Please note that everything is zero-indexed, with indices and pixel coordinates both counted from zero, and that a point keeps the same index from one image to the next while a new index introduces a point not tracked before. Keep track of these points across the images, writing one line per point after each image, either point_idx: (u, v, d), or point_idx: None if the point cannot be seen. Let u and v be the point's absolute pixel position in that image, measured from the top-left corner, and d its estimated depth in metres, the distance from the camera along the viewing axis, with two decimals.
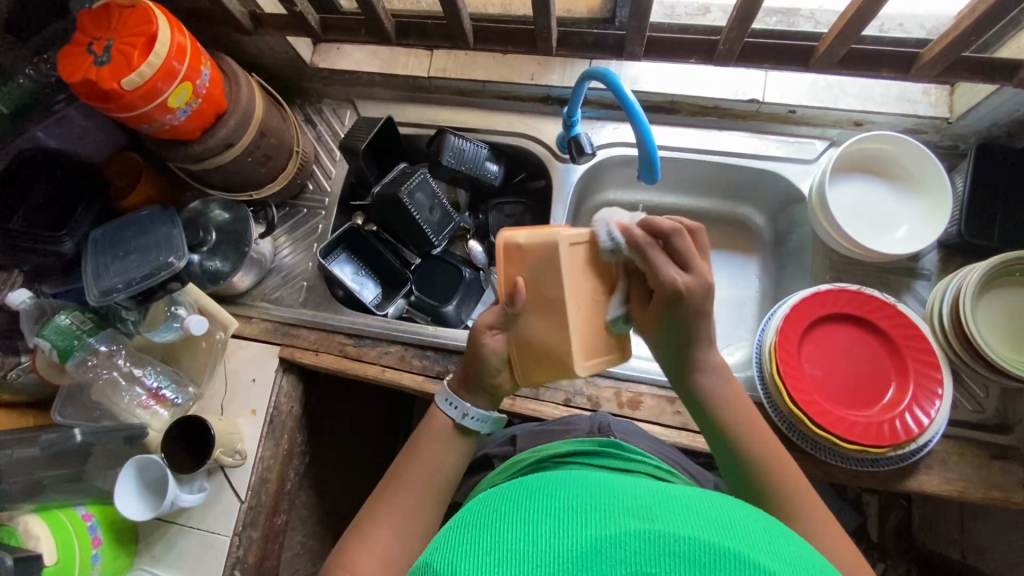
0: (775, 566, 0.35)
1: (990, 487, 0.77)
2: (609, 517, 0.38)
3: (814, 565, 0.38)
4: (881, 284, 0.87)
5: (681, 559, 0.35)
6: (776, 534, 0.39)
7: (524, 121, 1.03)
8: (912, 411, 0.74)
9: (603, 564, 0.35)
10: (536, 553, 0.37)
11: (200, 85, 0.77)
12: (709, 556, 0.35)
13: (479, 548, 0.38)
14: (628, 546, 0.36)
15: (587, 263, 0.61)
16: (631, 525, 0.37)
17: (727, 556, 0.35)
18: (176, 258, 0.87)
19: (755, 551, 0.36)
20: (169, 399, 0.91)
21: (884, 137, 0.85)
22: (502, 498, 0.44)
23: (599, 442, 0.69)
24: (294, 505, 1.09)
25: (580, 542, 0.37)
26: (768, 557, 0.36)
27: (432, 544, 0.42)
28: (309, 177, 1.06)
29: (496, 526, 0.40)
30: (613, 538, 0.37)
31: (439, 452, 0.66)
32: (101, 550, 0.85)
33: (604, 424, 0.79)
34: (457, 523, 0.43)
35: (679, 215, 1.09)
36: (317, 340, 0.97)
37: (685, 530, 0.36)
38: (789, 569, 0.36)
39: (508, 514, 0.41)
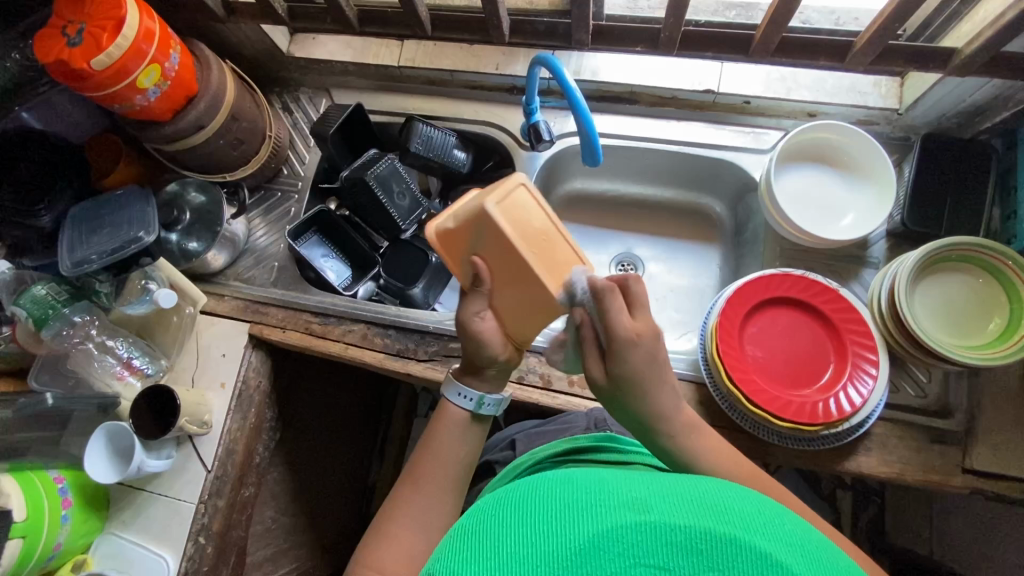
0: (767, 546, 0.39)
1: (929, 470, 0.79)
2: (605, 511, 0.41)
3: (805, 539, 0.42)
4: (830, 271, 0.89)
5: (678, 547, 0.38)
6: (767, 514, 0.43)
7: (490, 110, 1.06)
8: (845, 391, 0.76)
9: (604, 557, 0.38)
10: (539, 554, 0.39)
11: (169, 68, 0.81)
12: (703, 543, 0.38)
13: (485, 553, 0.41)
14: (625, 539, 0.39)
15: (516, 207, 0.60)
16: (627, 518, 0.40)
17: (720, 541, 0.38)
18: (147, 232, 0.91)
19: (748, 533, 0.39)
20: (141, 369, 0.95)
21: (830, 126, 0.87)
22: (500, 502, 0.47)
23: (594, 437, 0.73)
24: (264, 480, 1.12)
25: (580, 539, 0.40)
26: (760, 537, 0.39)
27: (439, 556, 0.44)
28: (284, 162, 1.10)
29: (500, 531, 0.42)
30: (610, 532, 0.39)
31: (455, 439, 0.66)
32: (71, 511, 0.89)
33: (600, 418, 0.85)
34: (461, 532, 0.45)
35: (644, 204, 1.11)
36: (284, 318, 1.01)
37: (679, 520, 0.40)
38: (784, 547, 0.39)
39: (506, 516, 0.44)
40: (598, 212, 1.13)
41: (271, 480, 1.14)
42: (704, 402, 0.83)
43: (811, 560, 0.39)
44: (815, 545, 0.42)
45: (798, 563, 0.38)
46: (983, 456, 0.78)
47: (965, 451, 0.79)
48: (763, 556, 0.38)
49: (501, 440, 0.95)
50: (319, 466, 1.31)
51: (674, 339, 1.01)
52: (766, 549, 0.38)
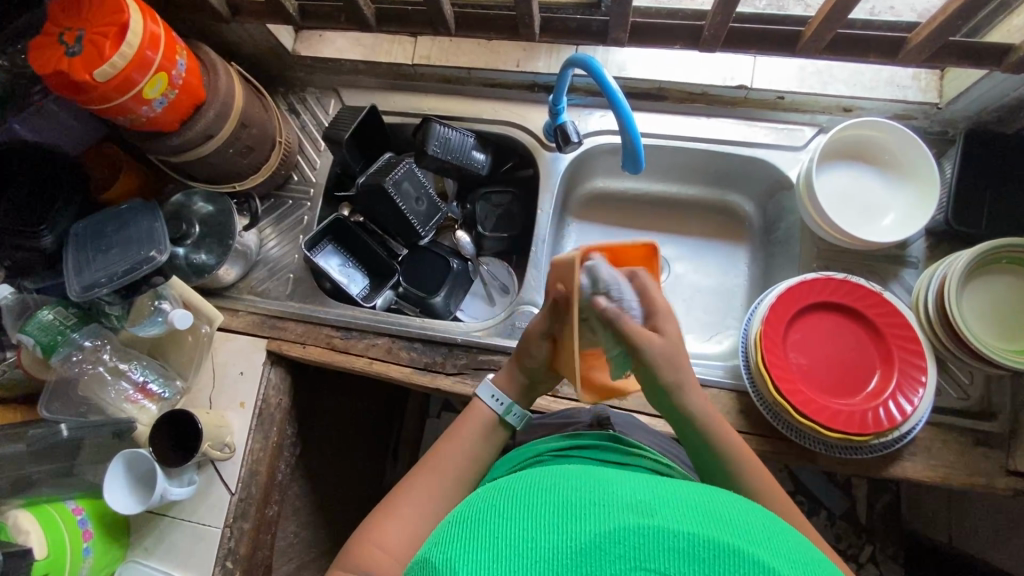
0: (775, 562, 0.36)
1: (973, 473, 0.78)
2: (606, 511, 0.39)
3: (814, 560, 0.39)
4: (869, 272, 0.87)
5: (680, 554, 0.35)
6: (777, 531, 0.40)
7: (510, 109, 1.02)
8: (895, 399, 0.74)
9: (603, 560, 0.36)
10: (533, 550, 0.37)
11: (175, 75, 0.76)
12: (706, 551, 0.35)
13: (478, 542, 0.39)
14: (625, 541, 0.36)
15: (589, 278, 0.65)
16: (629, 519, 0.38)
17: (726, 552, 0.35)
18: (158, 252, 0.86)
19: (754, 546, 0.37)
20: (156, 393, 0.91)
21: (872, 123, 0.84)
22: (499, 495, 0.44)
23: (594, 435, 0.70)
24: (286, 496, 1.09)
25: (578, 538, 0.37)
26: (768, 552, 0.36)
27: (435, 541, 0.42)
28: (294, 167, 1.05)
29: (496, 521, 0.40)
30: (611, 533, 0.37)
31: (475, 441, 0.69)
32: (92, 543, 0.86)
33: (604, 417, 0.78)
34: (456, 520, 0.43)
35: (669, 202, 1.08)
36: (303, 332, 0.97)
37: (684, 525, 0.37)
38: (788, 564, 0.36)
39: (504, 509, 0.42)
40: (621, 212, 1.10)
41: (291, 494, 1.11)
42: (745, 410, 0.81)
43: None
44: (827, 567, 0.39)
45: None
46: None
47: (1009, 453, 0.78)
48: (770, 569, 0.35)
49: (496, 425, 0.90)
50: (336, 476, 1.28)
51: (704, 342, 0.99)
52: (774, 564, 0.35)
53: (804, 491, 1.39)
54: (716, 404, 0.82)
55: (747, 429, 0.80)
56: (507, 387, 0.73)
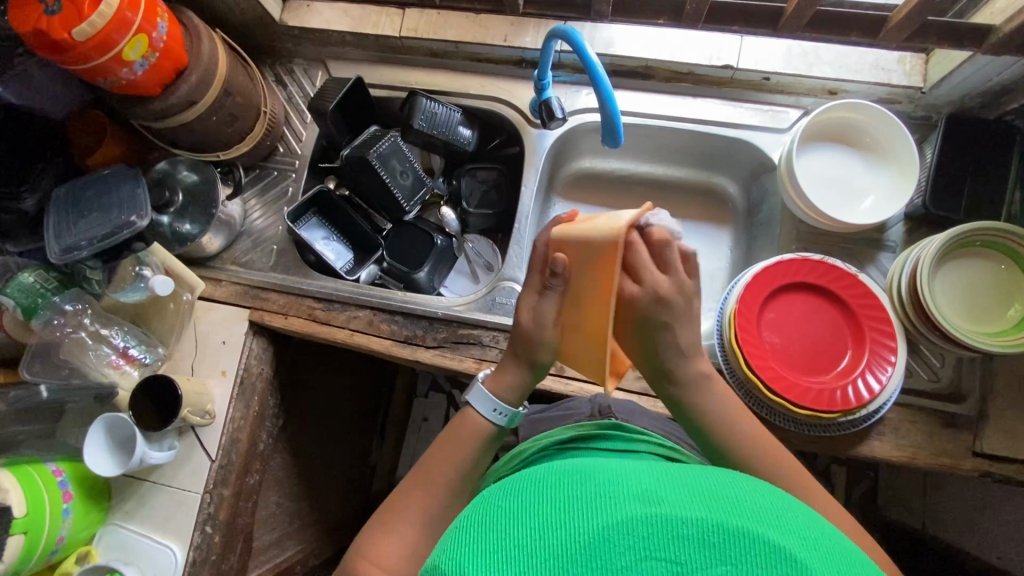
0: (781, 538, 0.37)
1: (941, 454, 0.79)
2: (614, 504, 0.39)
3: (816, 531, 0.40)
4: (847, 255, 0.87)
5: (690, 541, 0.37)
6: (783, 507, 0.41)
7: (496, 84, 1.01)
8: (864, 377, 0.75)
9: (613, 551, 0.37)
10: (545, 547, 0.38)
11: (157, 38, 0.76)
12: (716, 536, 0.37)
13: (490, 544, 0.39)
14: (635, 533, 0.37)
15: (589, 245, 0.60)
16: (638, 510, 0.38)
17: (733, 534, 0.37)
18: (139, 217, 0.86)
19: (760, 525, 0.38)
20: (137, 359, 0.92)
21: (854, 106, 0.84)
22: (506, 493, 0.45)
23: (599, 425, 0.72)
24: (268, 466, 1.10)
25: (588, 531, 0.38)
26: (773, 530, 0.38)
27: (445, 545, 0.42)
28: (279, 139, 1.04)
29: (507, 521, 0.41)
30: (620, 527, 0.38)
31: (468, 455, 0.68)
32: (72, 504, 0.87)
33: (605, 407, 0.82)
34: (464, 523, 0.43)
35: (654, 183, 1.08)
36: (286, 304, 0.97)
37: (691, 511, 0.38)
38: (797, 540, 0.38)
39: (513, 509, 0.42)
40: (606, 192, 1.10)
41: (274, 465, 1.12)
42: None
43: (827, 553, 0.38)
44: (827, 538, 0.40)
45: (814, 558, 0.37)
46: (993, 439, 0.79)
47: (976, 434, 0.79)
48: (776, 547, 0.37)
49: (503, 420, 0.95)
50: (320, 450, 1.29)
51: None
52: (780, 541, 0.37)
53: None
54: None
55: None
56: (504, 395, 0.69)
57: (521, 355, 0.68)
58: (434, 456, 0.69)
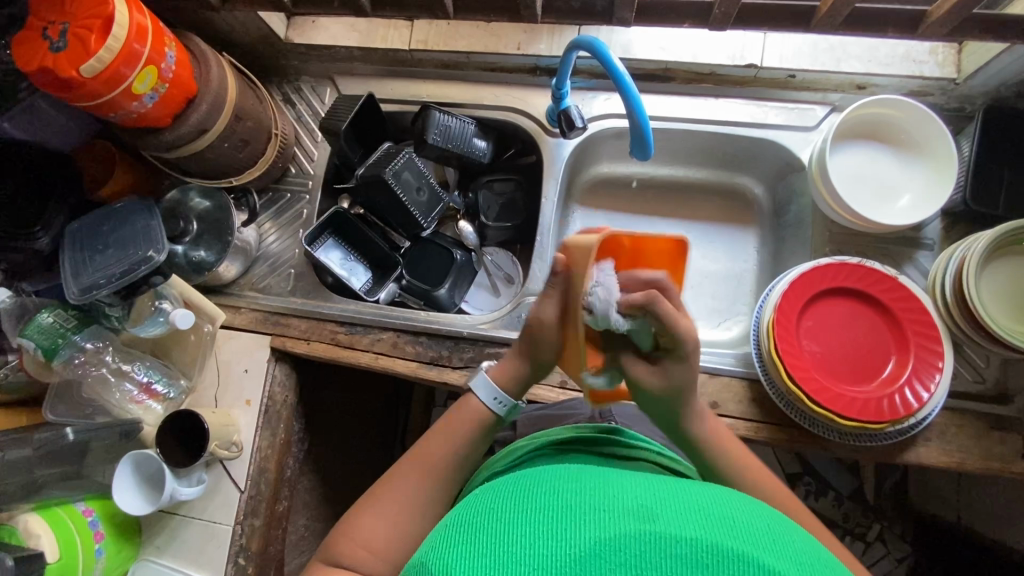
0: (778, 563, 0.36)
1: (989, 457, 0.77)
2: (609, 518, 0.38)
3: (821, 560, 0.38)
4: (882, 255, 0.85)
5: (681, 560, 0.35)
6: (782, 533, 0.40)
7: (511, 94, 0.99)
8: (911, 386, 0.73)
9: (604, 568, 0.36)
10: (534, 557, 0.37)
11: (165, 68, 0.74)
12: (709, 557, 0.35)
13: (478, 549, 0.38)
14: (627, 549, 0.36)
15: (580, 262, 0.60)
16: (631, 527, 0.37)
17: (727, 556, 0.35)
18: (157, 252, 0.84)
19: (756, 549, 0.36)
20: (161, 393, 0.91)
21: (888, 101, 0.81)
22: (501, 496, 0.44)
23: (596, 428, 0.69)
24: (296, 490, 1.09)
25: (579, 545, 0.37)
26: (770, 555, 0.36)
27: (434, 544, 0.41)
28: (291, 159, 1.03)
29: (497, 526, 0.40)
30: (613, 541, 0.37)
31: (464, 435, 0.68)
32: (104, 544, 0.86)
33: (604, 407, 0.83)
34: (457, 523, 0.42)
35: (676, 187, 1.06)
36: (307, 329, 0.95)
37: (688, 530, 0.37)
38: (794, 565, 0.36)
39: (506, 514, 0.41)
40: (626, 198, 1.07)
41: (301, 488, 1.11)
42: (757, 399, 0.80)
43: None
44: (827, 566, 0.38)
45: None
46: None
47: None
48: (772, 572, 0.35)
49: None
50: (344, 468, 1.28)
51: (713, 330, 0.98)
52: (775, 567, 0.35)
53: (813, 472, 1.37)
54: (727, 392, 0.81)
55: (759, 417, 0.79)
56: (504, 382, 0.70)
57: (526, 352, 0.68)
58: (434, 432, 0.68)
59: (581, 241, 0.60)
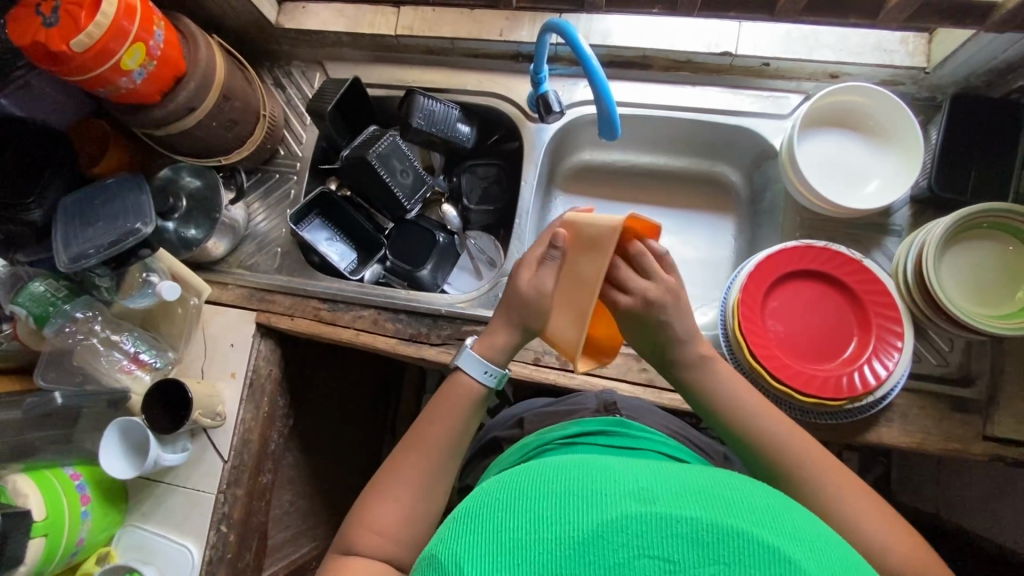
0: (777, 540, 0.37)
1: (950, 439, 0.79)
2: (610, 500, 0.39)
3: (816, 534, 0.40)
4: (851, 240, 0.86)
5: (682, 539, 0.36)
6: (780, 508, 0.41)
7: (493, 80, 1.01)
8: (870, 364, 0.75)
9: (606, 548, 0.37)
10: (539, 540, 0.38)
11: (154, 46, 0.77)
12: (709, 536, 0.37)
13: (485, 536, 0.40)
14: (629, 529, 0.37)
15: (588, 235, 0.66)
16: (633, 507, 0.38)
17: (728, 535, 0.37)
18: (144, 224, 0.87)
19: (755, 526, 0.38)
20: (148, 363, 0.94)
21: (858, 88, 0.83)
22: (503, 484, 0.44)
23: (600, 420, 0.72)
24: (280, 465, 1.11)
25: (582, 527, 0.38)
26: (769, 531, 0.38)
27: (440, 536, 0.42)
28: (280, 141, 1.05)
29: (503, 515, 0.41)
30: (615, 522, 0.38)
31: (463, 414, 0.69)
32: (91, 507, 0.89)
33: (611, 403, 0.81)
34: (463, 512, 0.43)
35: (655, 174, 1.08)
36: (291, 305, 0.98)
37: (688, 511, 0.38)
38: (794, 542, 0.38)
39: (510, 501, 0.42)
40: (607, 184, 1.10)
41: (287, 464, 1.14)
42: None
43: (822, 555, 0.38)
44: (823, 539, 0.40)
45: (810, 561, 0.37)
46: (1004, 423, 0.78)
47: (986, 419, 0.78)
48: (771, 549, 0.36)
49: (505, 420, 0.94)
50: (330, 447, 1.30)
51: (689, 314, 1.00)
52: (774, 543, 0.37)
53: None
54: None
55: None
56: (492, 355, 0.71)
57: (514, 321, 0.70)
58: (432, 414, 0.69)
59: (595, 224, 0.66)
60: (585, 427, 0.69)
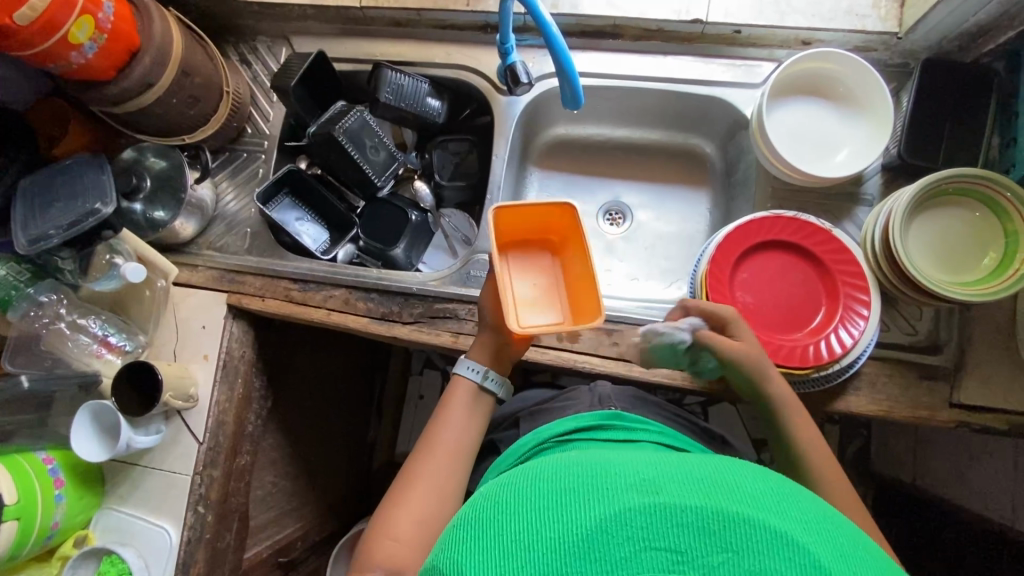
0: (783, 523, 0.37)
1: (917, 407, 0.79)
2: (612, 493, 0.39)
3: (825, 517, 0.40)
4: (822, 211, 0.85)
5: (686, 528, 0.36)
6: (784, 490, 0.41)
7: (463, 52, 0.99)
8: (837, 332, 0.75)
9: (612, 543, 0.37)
10: (543, 541, 0.38)
11: (103, 19, 0.74)
12: (715, 523, 0.36)
13: (490, 541, 0.39)
14: (634, 522, 0.37)
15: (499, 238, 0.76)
16: (635, 500, 0.38)
17: (733, 520, 0.37)
18: (104, 205, 0.85)
19: (759, 510, 0.38)
20: (118, 346, 0.93)
21: (827, 54, 0.82)
22: (504, 488, 0.44)
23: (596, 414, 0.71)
24: (259, 447, 1.10)
25: (586, 523, 0.38)
26: (773, 514, 0.38)
27: (445, 547, 0.42)
28: (247, 120, 1.03)
29: (507, 518, 0.41)
30: (618, 516, 0.37)
31: (472, 417, 0.73)
32: (64, 490, 0.89)
33: (604, 396, 0.80)
34: (466, 520, 0.43)
35: (630, 147, 1.06)
36: (262, 286, 0.97)
37: (691, 500, 0.38)
38: (799, 524, 0.38)
39: (513, 504, 0.42)
40: (582, 159, 1.08)
41: (267, 446, 1.13)
42: None
43: (831, 536, 0.38)
44: (830, 519, 0.40)
45: (823, 545, 0.36)
46: (971, 390, 0.78)
47: (953, 386, 0.79)
48: (777, 533, 0.36)
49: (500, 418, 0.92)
50: (312, 428, 1.30)
51: (664, 289, 1.00)
52: (779, 526, 0.37)
53: None
54: None
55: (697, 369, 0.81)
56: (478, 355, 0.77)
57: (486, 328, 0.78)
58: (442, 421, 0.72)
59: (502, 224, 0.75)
60: (581, 423, 0.68)
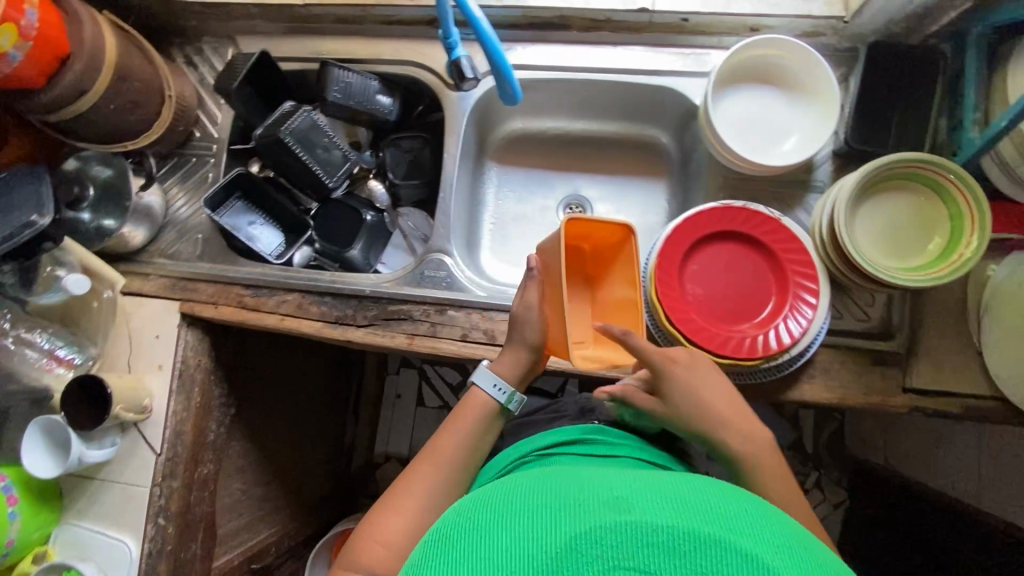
0: (763, 549, 0.34)
1: (871, 393, 0.79)
2: (585, 511, 0.36)
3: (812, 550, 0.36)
4: (775, 199, 0.85)
5: (657, 549, 0.33)
6: (772, 515, 0.37)
7: (411, 47, 0.97)
8: (786, 322, 0.75)
9: (580, 563, 0.34)
10: (507, 561, 0.35)
11: (27, 26, 0.72)
12: (687, 543, 0.33)
13: (453, 559, 0.37)
14: (603, 541, 0.34)
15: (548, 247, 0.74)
16: (607, 517, 0.35)
17: (707, 541, 0.33)
18: (40, 216, 0.84)
19: (738, 533, 0.34)
20: (68, 359, 0.92)
21: (772, 41, 0.81)
22: (478, 507, 0.42)
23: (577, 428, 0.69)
24: (225, 455, 1.08)
25: (554, 542, 0.35)
26: (753, 539, 0.34)
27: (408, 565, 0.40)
28: (195, 123, 1.01)
29: (474, 537, 0.38)
30: (588, 534, 0.34)
31: (476, 429, 0.71)
32: (19, 507, 0.88)
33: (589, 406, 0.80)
34: (435, 538, 0.41)
35: (586, 139, 1.05)
36: (215, 293, 0.95)
37: (663, 517, 0.35)
38: (781, 552, 0.34)
39: (484, 522, 0.39)
40: (539, 153, 1.07)
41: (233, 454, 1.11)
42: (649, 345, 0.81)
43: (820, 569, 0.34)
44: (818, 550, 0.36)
45: None
46: (924, 374, 0.78)
47: (905, 371, 0.79)
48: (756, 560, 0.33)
49: None
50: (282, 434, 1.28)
51: None
52: (757, 552, 0.33)
53: None
54: None
55: None
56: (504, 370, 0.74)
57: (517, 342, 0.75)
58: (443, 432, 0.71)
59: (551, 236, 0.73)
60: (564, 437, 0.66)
